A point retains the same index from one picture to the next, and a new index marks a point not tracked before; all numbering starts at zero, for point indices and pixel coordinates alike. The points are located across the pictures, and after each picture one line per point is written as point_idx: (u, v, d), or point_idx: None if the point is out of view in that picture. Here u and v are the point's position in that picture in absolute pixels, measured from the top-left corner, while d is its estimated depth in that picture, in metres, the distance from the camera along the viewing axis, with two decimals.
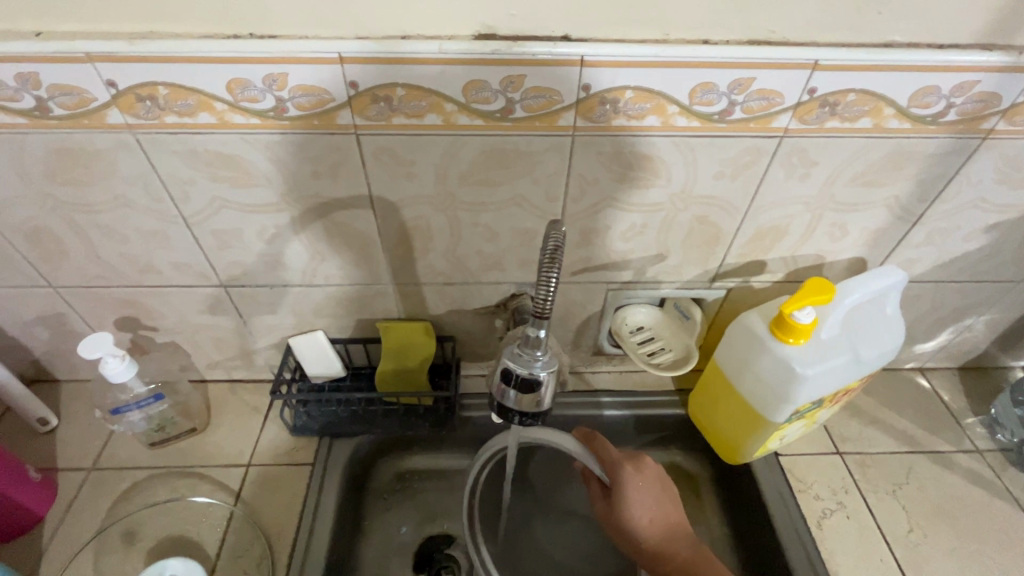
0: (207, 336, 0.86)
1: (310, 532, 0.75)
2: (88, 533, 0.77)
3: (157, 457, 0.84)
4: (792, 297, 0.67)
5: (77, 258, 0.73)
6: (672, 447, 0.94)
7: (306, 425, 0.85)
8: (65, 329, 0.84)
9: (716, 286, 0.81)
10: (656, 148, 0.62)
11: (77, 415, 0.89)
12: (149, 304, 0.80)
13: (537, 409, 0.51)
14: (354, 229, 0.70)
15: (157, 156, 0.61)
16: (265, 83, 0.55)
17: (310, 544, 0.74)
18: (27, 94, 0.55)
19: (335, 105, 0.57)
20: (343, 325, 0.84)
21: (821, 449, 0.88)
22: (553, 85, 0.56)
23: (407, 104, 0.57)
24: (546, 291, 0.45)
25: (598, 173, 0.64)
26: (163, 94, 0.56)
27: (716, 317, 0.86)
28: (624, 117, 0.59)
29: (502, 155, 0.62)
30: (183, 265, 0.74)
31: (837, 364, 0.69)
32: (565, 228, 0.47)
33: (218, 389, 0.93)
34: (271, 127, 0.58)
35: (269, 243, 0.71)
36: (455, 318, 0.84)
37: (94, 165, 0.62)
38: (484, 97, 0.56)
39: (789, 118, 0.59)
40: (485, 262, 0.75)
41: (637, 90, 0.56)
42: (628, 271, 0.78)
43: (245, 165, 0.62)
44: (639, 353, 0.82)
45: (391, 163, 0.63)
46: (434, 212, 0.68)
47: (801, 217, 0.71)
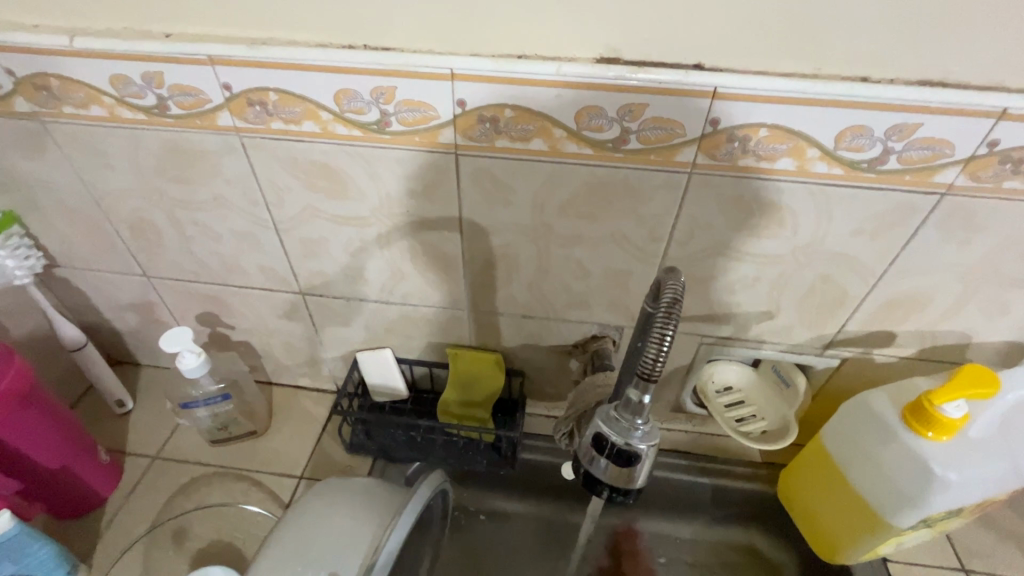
0: (279, 340, 0.86)
1: None
2: (142, 527, 0.77)
3: (217, 455, 0.85)
4: (942, 385, 0.56)
5: (172, 252, 0.75)
6: (754, 527, 0.82)
7: (363, 444, 0.82)
8: (153, 318, 0.86)
9: (828, 356, 0.71)
10: (785, 193, 0.54)
11: (150, 402, 0.92)
12: (230, 303, 0.81)
13: (630, 485, 0.43)
14: (438, 251, 0.67)
15: (259, 161, 0.61)
16: (372, 96, 0.53)
17: None
18: (151, 93, 0.57)
19: (438, 123, 0.54)
20: (413, 345, 0.81)
21: (941, 563, 0.74)
22: (677, 116, 0.50)
23: (515, 127, 0.53)
24: (658, 352, 0.39)
25: (713, 217, 0.58)
26: (272, 99, 0.55)
27: (824, 388, 0.75)
28: (754, 157, 0.52)
29: (606, 187, 0.57)
30: (269, 268, 0.74)
31: (988, 473, 0.58)
32: (684, 278, 0.41)
33: (281, 392, 0.93)
34: (372, 141, 0.57)
35: (352, 256, 0.70)
36: (527, 354, 0.79)
37: (199, 164, 0.63)
38: (599, 125, 0.52)
39: (956, 173, 0.50)
40: (570, 299, 0.69)
41: (774, 128, 0.50)
42: (726, 327, 0.70)
43: (342, 176, 0.61)
44: (727, 418, 0.73)
45: (487, 187, 0.59)
46: (524, 241, 0.64)
47: (948, 289, 0.60)
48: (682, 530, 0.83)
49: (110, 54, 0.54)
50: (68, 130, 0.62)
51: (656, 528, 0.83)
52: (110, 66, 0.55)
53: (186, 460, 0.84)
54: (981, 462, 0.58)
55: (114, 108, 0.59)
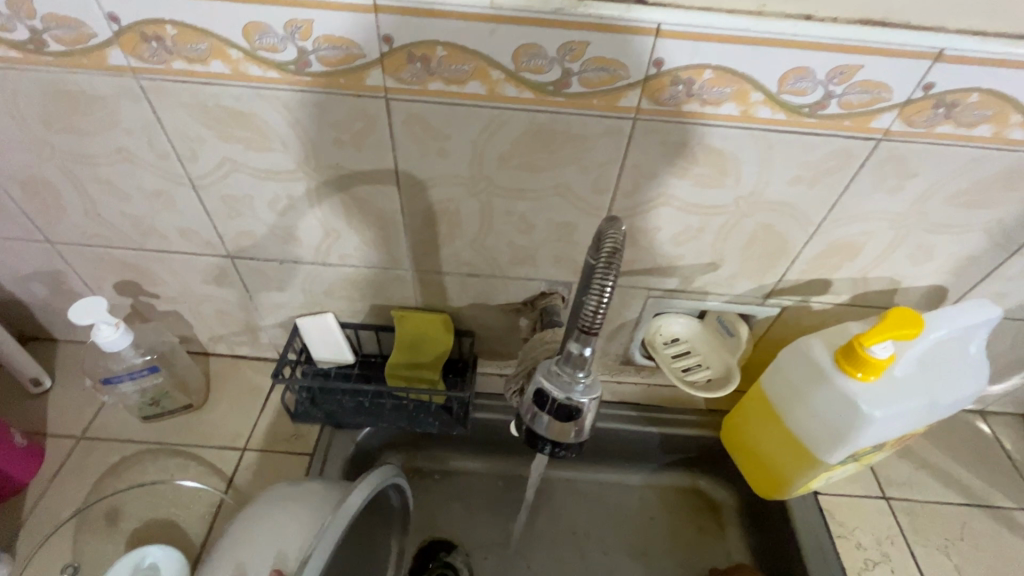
0: (210, 308, 0.80)
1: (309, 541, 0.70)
2: (70, 510, 0.72)
3: (150, 431, 0.80)
4: (873, 329, 0.58)
5: (75, 213, 0.67)
6: (697, 470, 0.88)
7: (308, 412, 0.77)
8: (63, 288, 0.79)
9: (769, 305, 0.72)
10: (729, 140, 0.53)
11: (70, 379, 0.85)
12: (149, 269, 0.74)
13: (573, 439, 0.42)
14: (374, 207, 0.63)
15: (163, 108, 0.55)
16: (287, 31, 0.47)
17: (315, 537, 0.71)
18: (22, 25, 0.49)
19: (365, 63, 0.49)
20: (356, 308, 0.78)
21: (864, 493, 0.80)
22: (619, 56, 0.47)
23: (448, 68, 0.49)
24: (598, 303, 0.38)
25: (658, 166, 0.56)
26: (169, 33, 0.48)
27: (765, 336, 0.77)
28: (699, 101, 0.50)
29: (549, 134, 0.54)
30: (189, 230, 0.68)
31: (910, 410, 0.61)
32: (625, 227, 0.40)
33: (218, 364, 0.88)
34: (291, 84, 0.51)
35: (281, 215, 0.65)
36: (475, 313, 0.77)
37: (92, 112, 0.56)
38: (538, 66, 0.48)
39: (892, 118, 0.50)
40: (516, 256, 0.67)
41: (718, 70, 0.48)
42: (672, 279, 0.70)
43: (261, 125, 0.55)
44: (673, 368, 0.74)
45: (423, 136, 0.55)
46: (466, 195, 0.60)
47: (881, 235, 0.62)
48: (630, 477, 0.88)
49: None
50: None
51: (607, 476, 0.88)
52: None
53: (116, 439, 0.79)
54: (903, 399, 0.61)
55: None
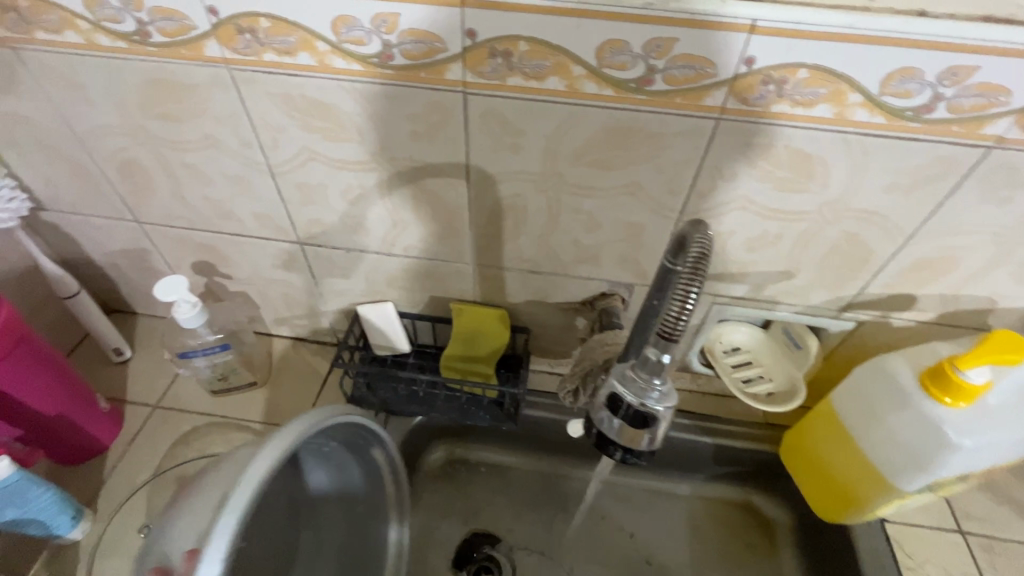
0: (278, 291, 0.83)
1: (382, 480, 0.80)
2: (145, 474, 0.77)
3: (217, 405, 0.84)
4: (970, 353, 0.53)
5: (163, 196, 0.71)
6: (751, 485, 0.84)
7: (365, 397, 0.80)
8: (146, 265, 0.84)
9: (844, 318, 0.68)
10: (817, 143, 0.50)
11: (148, 351, 0.90)
12: (225, 251, 0.78)
13: (645, 447, 0.41)
14: (442, 200, 0.63)
15: (251, 98, 0.57)
16: (373, 24, 0.48)
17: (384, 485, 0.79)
18: (130, 17, 0.52)
19: (446, 57, 0.49)
20: (415, 299, 0.79)
21: (937, 524, 0.75)
22: (708, 53, 0.46)
23: (529, 64, 0.49)
24: (682, 309, 0.37)
25: (738, 168, 0.54)
26: (262, 26, 0.50)
27: (836, 351, 0.73)
28: (789, 102, 0.48)
29: (625, 132, 0.52)
30: (265, 216, 0.71)
31: (1002, 440, 0.57)
32: (712, 232, 0.39)
33: (281, 345, 0.92)
34: (372, 77, 0.52)
35: (352, 205, 0.66)
36: (532, 310, 0.77)
37: (186, 100, 0.59)
38: (621, 62, 0.47)
39: (1007, 124, 0.46)
40: (579, 254, 0.66)
41: (815, 69, 0.45)
42: (741, 286, 0.67)
43: (341, 117, 0.56)
44: (732, 378, 0.72)
45: (497, 131, 0.55)
46: (534, 191, 0.60)
47: (980, 251, 0.57)
48: (680, 487, 0.86)
49: None
50: (43, 59, 0.57)
51: (656, 483, 0.86)
52: None
53: (187, 410, 0.83)
54: (996, 429, 0.57)
55: (90, 34, 0.54)
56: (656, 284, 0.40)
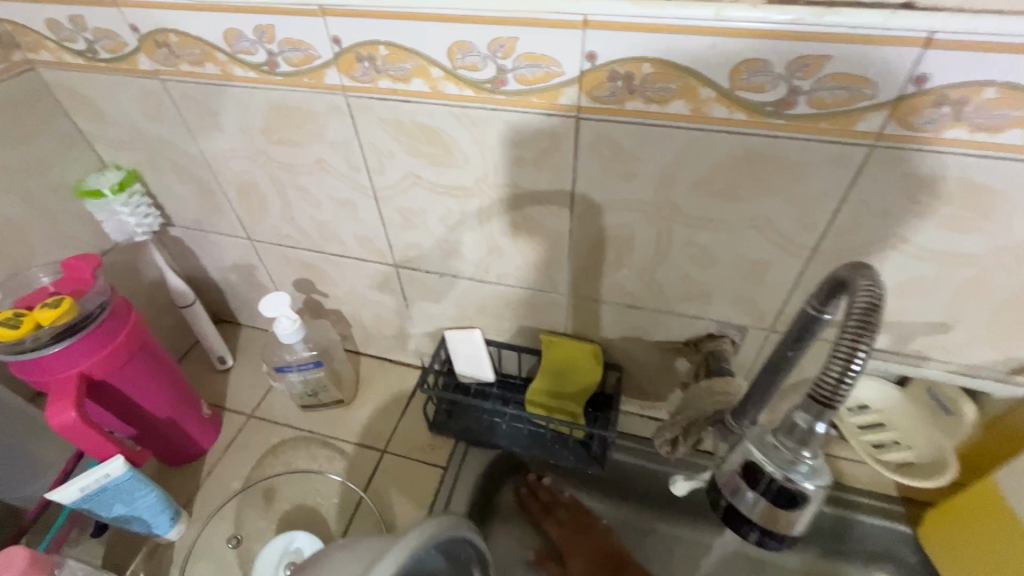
0: (370, 312, 0.84)
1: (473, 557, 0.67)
2: (237, 482, 0.80)
3: (306, 420, 0.86)
4: None
5: (274, 215, 0.75)
6: None
7: (445, 424, 0.80)
8: (254, 280, 0.88)
9: (1018, 386, 0.56)
10: (999, 176, 0.42)
11: (248, 361, 0.95)
12: (325, 270, 0.80)
13: (784, 532, 0.34)
14: (542, 228, 0.61)
15: (363, 124, 0.58)
16: (490, 49, 0.47)
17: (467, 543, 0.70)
18: (262, 49, 0.55)
19: (562, 81, 0.47)
20: (504, 327, 0.77)
21: None
22: (867, 72, 0.40)
23: (651, 87, 0.45)
24: (845, 369, 0.31)
25: (891, 203, 0.47)
26: (381, 54, 0.51)
27: (1003, 423, 0.60)
28: (968, 127, 0.40)
29: (757, 160, 0.47)
30: (365, 238, 0.72)
31: None
32: (881, 277, 0.32)
33: (368, 364, 0.93)
34: (484, 102, 0.51)
35: (450, 230, 0.65)
36: (627, 347, 0.72)
37: (304, 126, 0.61)
38: (759, 83, 0.42)
39: None
40: (687, 291, 0.61)
41: (1008, 88, 0.38)
42: (881, 337, 0.58)
43: (448, 142, 0.56)
44: (862, 441, 0.65)
45: (609, 157, 0.52)
46: (644, 222, 0.56)
47: None
48: None
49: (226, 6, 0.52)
50: (184, 88, 0.62)
51: (761, 553, 0.75)
52: (225, 20, 0.54)
53: (279, 422, 0.86)
54: None
55: (227, 65, 0.58)
56: (794, 336, 0.38)
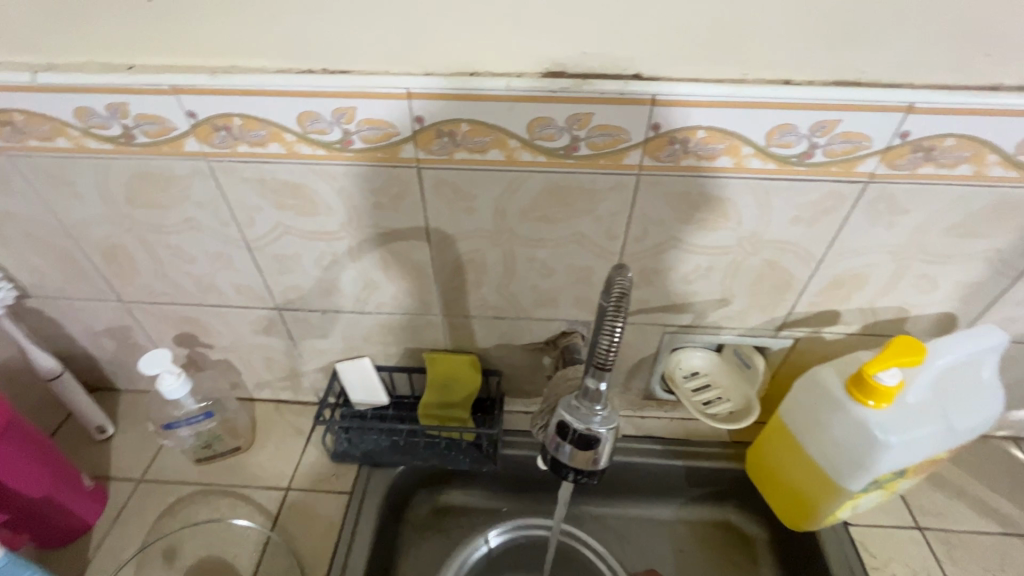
0: (259, 356, 0.87)
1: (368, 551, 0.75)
2: (132, 548, 0.78)
3: (202, 473, 0.86)
4: (876, 357, 0.60)
5: (146, 275, 0.76)
6: (727, 503, 0.88)
7: (347, 451, 0.84)
8: (130, 342, 0.87)
9: (782, 337, 0.75)
10: (724, 190, 0.59)
11: (131, 426, 0.92)
12: (206, 322, 0.82)
13: (591, 467, 0.47)
14: (408, 260, 0.70)
15: (228, 184, 0.63)
16: (334, 116, 0.56)
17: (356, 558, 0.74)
18: (116, 123, 0.59)
19: (399, 139, 0.57)
20: (390, 352, 0.84)
21: (897, 522, 0.79)
22: (620, 123, 0.54)
23: (471, 140, 0.57)
24: (609, 342, 0.43)
25: (664, 215, 0.62)
26: (236, 124, 0.57)
27: (782, 367, 0.79)
28: (695, 157, 0.56)
29: (564, 191, 0.60)
30: (244, 286, 0.76)
31: (926, 434, 0.62)
32: (632, 273, 0.45)
33: (263, 408, 0.94)
34: (337, 160, 0.59)
35: (325, 269, 0.72)
36: (501, 353, 0.82)
37: (167, 190, 0.65)
38: (549, 134, 0.55)
39: (875, 163, 0.55)
40: (537, 298, 0.73)
41: (710, 130, 0.54)
42: (686, 316, 0.74)
43: (310, 195, 0.63)
44: (694, 402, 0.77)
45: (451, 196, 0.62)
46: (490, 246, 0.67)
47: (883, 268, 0.65)
48: (661, 511, 0.89)
49: (76, 87, 0.56)
50: (35, 162, 0.63)
51: (637, 510, 0.89)
52: (75, 100, 0.57)
53: (173, 481, 0.85)
54: (919, 425, 0.62)
55: (80, 139, 0.61)
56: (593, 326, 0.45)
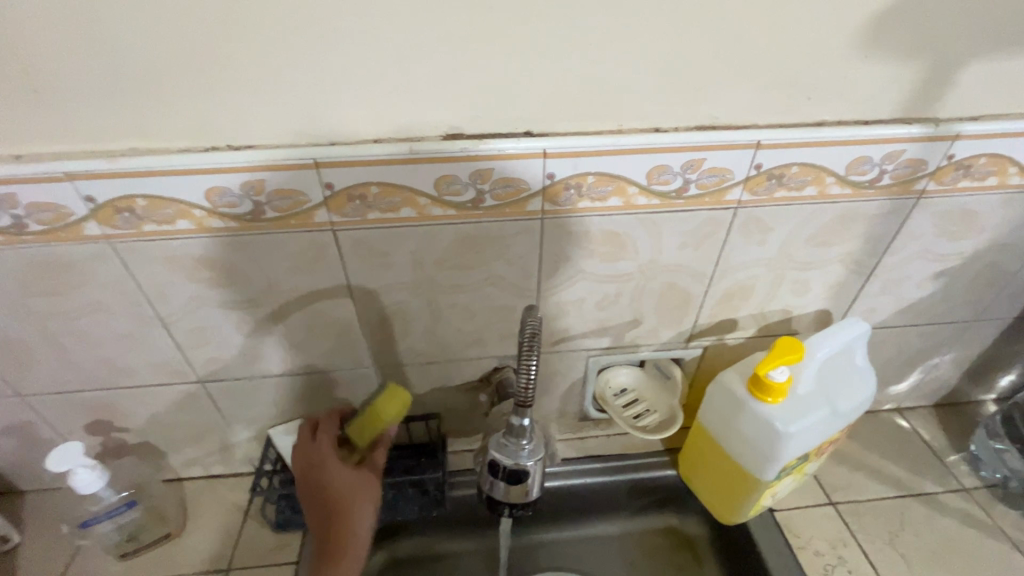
0: (183, 433, 0.83)
1: None
2: None
3: (128, 569, 0.80)
4: (765, 359, 0.68)
5: (47, 365, 0.71)
6: (668, 509, 0.93)
7: (288, 519, 0.81)
8: (32, 438, 0.80)
9: (692, 347, 0.83)
10: (619, 224, 0.65)
11: (40, 529, 0.84)
12: (121, 405, 0.78)
13: (525, 498, 0.52)
14: (333, 318, 0.70)
15: (134, 263, 0.62)
16: (243, 189, 0.57)
17: None
18: (5, 214, 0.56)
19: (312, 206, 0.59)
20: (325, 410, 0.83)
21: (813, 501, 0.88)
22: (518, 175, 0.59)
23: (382, 201, 0.60)
24: (527, 376, 0.48)
25: (570, 251, 0.67)
26: (140, 204, 0.57)
27: (696, 374, 0.87)
28: (589, 199, 0.62)
29: (476, 239, 0.64)
30: (161, 364, 0.73)
31: (817, 420, 0.71)
32: (541, 313, 0.49)
33: (193, 487, 0.89)
34: (250, 230, 0.60)
35: (248, 336, 0.71)
36: (437, 396, 0.84)
37: (67, 276, 0.62)
38: (455, 190, 0.60)
39: (740, 191, 0.64)
40: (465, 339, 0.76)
41: (599, 175, 0.60)
42: (605, 339, 0.79)
43: (225, 265, 0.63)
44: (624, 417, 0.82)
45: (369, 254, 0.64)
46: (413, 296, 0.69)
47: (763, 278, 0.74)
48: (609, 528, 0.92)
49: None
50: None
51: (586, 531, 0.92)
52: None
53: None
54: (811, 412, 0.70)
55: None
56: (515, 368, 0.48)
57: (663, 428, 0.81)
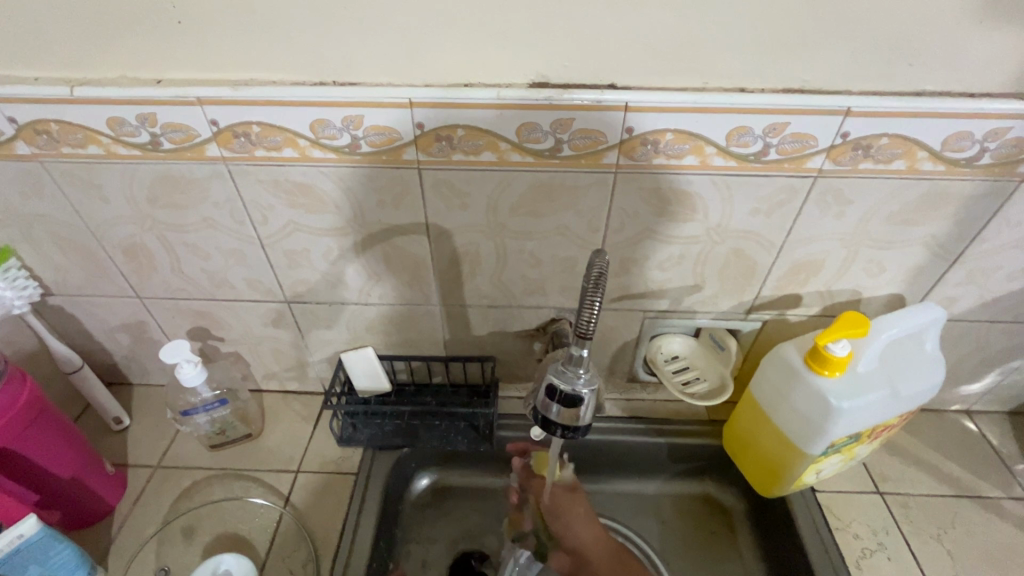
0: (268, 348, 0.93)
1: (357, 528, 0.80)
2: (153, 527, 0.83)
3: (216, 459, 0.91)
4: (827, 330, 0.68)
5: (163, 272, 0.82)
6: (707, 478, 0.94)
7: (352, 436, 0.89)
8: (145, 336, 0.92)
9: (751, 319, 0.83)
10: (692, 184, 0.66)
11: (146, 417, 0.97)
12: (219, 315, 0.88)
13: (578, 422, 0.56)
14: (408, 253, 0.76)
15: (243, 185, 0.69)
16: (344, 123, 0.62)
17: (357, 532, 0.80)
18: (144, 132, 0.65)
19: (402, 143, 0.64)
20: (392, 341, 0.90)
21: (859, 488, 0.87)
22: (599, 127, 0.61)
23: (466, 143, 0.64)
24: (590, 315, 0.50)
25: (639, 208, 0.69)
26: (255, 131, 0.64)
27: (751, 348, 0.87)
28: (665, 156, 0.63)
29: (550, 188, 0.67)
30: (256, 281, 0.82)
31: (873, 400, 0.70)
32: (609, 256, 0.50)
33: (271, 398, 1.00)
34: (346, 162, 0.66)
35: (332, 263, 0.78)
36: (494, 340, 0.89)
37: (188, 191, 0.71)
38: (536, 137, 0.62)
39: (823, 159, 0.63)
40: (527, 286, 0.80)
41: (677, 132, 0.61)
42: (663, 301, 0.81)
43: (319, 193, 0.70)
44: (673, 382, 0.84)
45: (448, 195, 0.69)
46: (483, 239, 0.74)
47: (835, 253, 0.73)
48: (646, 487, 0.95)
49: (109, 100, 0.62)
50: (66, 168, 0.69)
51: (624, 487, 0.95)
52: (108, 111, 0.63)
53: (188, 467, 0.90)
54: (868, 392, 0.70)
55: (110, 146, 0.67)
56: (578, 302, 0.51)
57: (711, 396, 0.82)
